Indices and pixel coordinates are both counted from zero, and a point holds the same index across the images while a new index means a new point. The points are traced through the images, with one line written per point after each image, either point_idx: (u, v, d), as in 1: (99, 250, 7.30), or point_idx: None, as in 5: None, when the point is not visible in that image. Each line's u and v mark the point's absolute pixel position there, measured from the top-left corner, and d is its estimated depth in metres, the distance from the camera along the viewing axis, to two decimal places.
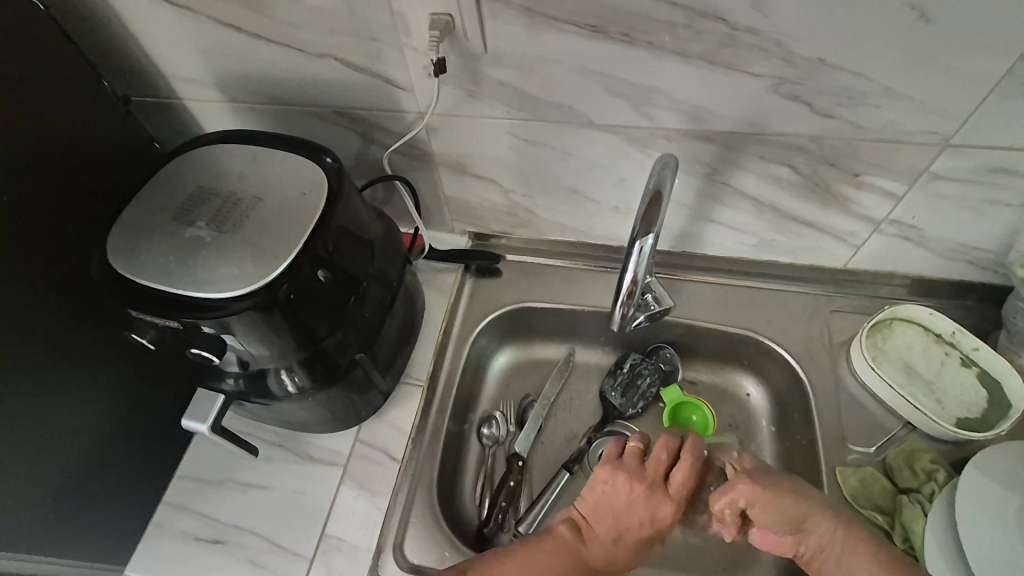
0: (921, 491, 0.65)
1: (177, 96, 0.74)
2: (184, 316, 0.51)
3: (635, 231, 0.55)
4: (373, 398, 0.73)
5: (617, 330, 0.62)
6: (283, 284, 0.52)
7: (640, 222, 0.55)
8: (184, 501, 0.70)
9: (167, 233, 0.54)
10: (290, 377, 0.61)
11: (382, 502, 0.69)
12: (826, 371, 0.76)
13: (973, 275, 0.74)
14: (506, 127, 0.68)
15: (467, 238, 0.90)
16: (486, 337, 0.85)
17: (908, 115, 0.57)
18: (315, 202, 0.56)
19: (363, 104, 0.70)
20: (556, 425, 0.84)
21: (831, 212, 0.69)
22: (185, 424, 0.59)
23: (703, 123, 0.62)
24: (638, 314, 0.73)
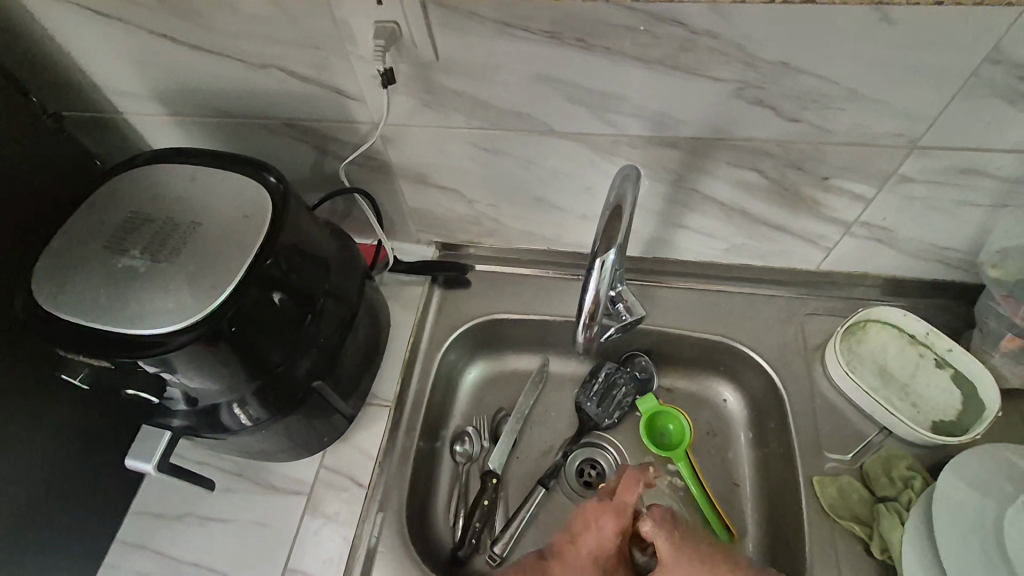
0: (898, 500, 0.64)
1: (117, 110, 0.70)
2: (118, 354, 0.47)
3: (596, 247, 0.53)
4: (337, 422, 0.69)
5: (582, 349, 0.59)
6: (227, 313, 0.49)
7: (601, 237, 0.52)
8: (139, 539, 0.67)
9: (99, 264, 0.51)
10: (244, 409, 0.57)
11: (348, 532, 0.66)
12: (801, 376, 0.74)
13: (945, 275, 0.73)
14: (465, 137, 0.66)
15: (434, 249, 0.87)
16: (456, 351, 0.82)
17: (876, 118, 0.55)
18: (259, 224, 0.53)
19: (314, 115, 0.66)
20: (531, 439, 0.82)
21: (801, 215, 0.68)
22: (130, 463, 0.58)
23: (667, 129, 0.60)
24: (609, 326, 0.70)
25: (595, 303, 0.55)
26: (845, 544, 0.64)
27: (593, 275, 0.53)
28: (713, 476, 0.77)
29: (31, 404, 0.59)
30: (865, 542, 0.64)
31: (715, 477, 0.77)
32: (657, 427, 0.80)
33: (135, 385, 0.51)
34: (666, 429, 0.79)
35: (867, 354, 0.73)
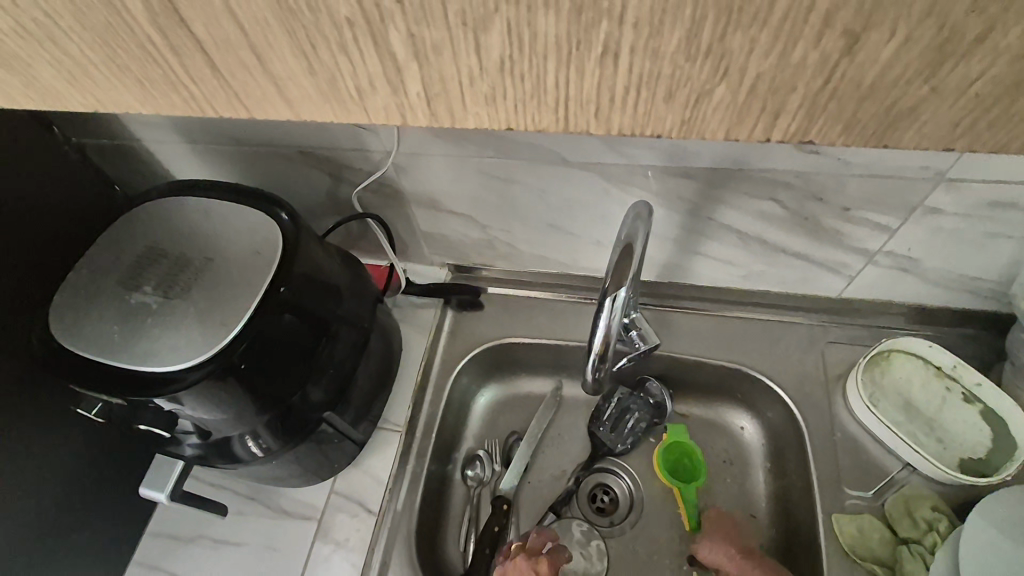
0: (922, 543, 0.62)
1: (137, 139, 0.71)
2: (128, 392, 0.48)
3: (606, 285, 0.52)
4: (348, 449, 0.70)
5: (589, 390, 0.60)
6: (238, 351, 0.50)
7: (612, 275, 0.51)
8: (154, 561, 0.68)
9: (113, 300, 0.51)
10: (255, 442, 0.57)
11: (357, 559, 0.66)
12: (822, 408, 0.72)
13: (975, 305, 0.70)
14: (478, 167, 0.65)
15: (447, 271, 0.86)
16: (468, 376, 0.82)
17: (900, 152, 0.53)
18: (269, 259, 0.53)
19: (327, 144, 0.67)
20: (543, 464, 0.81)
21: (821, 244, 0.66)
22: (144, 492, 0.58)
23: (682, 160, 0.59)
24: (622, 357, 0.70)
25: (605, 341, 0.54)
26: None
27: (603, 313, 0.52)
28: (729, 508, 0.75)
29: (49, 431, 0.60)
30: None
31: (730, 508, 0.75)
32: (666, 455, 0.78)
33: (146, 421, 0.52)
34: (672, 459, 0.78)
35: (889, 386, 0.71)
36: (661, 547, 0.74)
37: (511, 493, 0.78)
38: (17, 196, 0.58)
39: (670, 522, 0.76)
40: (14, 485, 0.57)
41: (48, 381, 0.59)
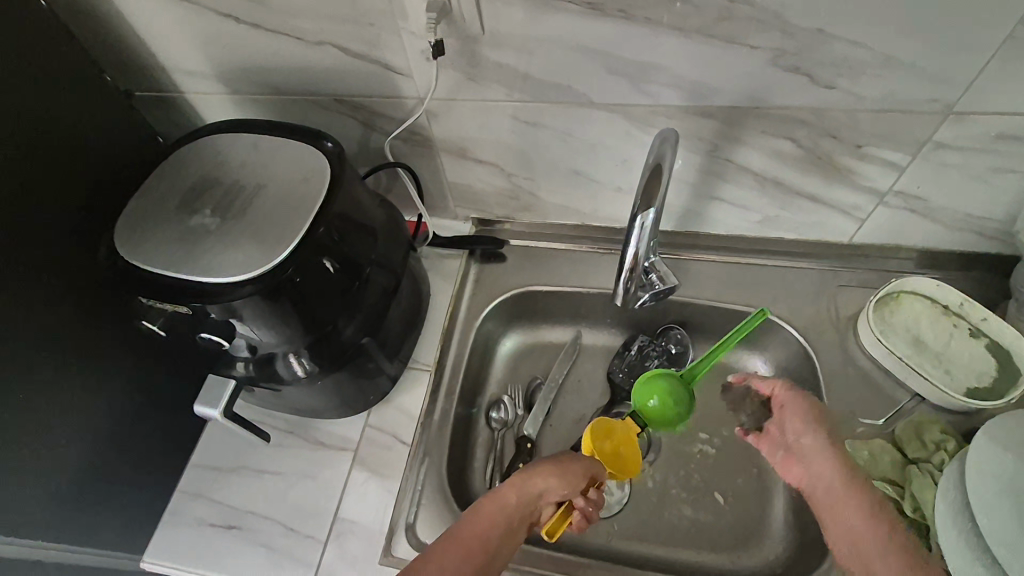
0: (930, 462, 0.65)
1: (180, 90, 0.75)
2: (191, 301, 0.51)
3: (635, 206, 0.55)
4: (382, 382, 0.73)
5: (620, 305, 0.65)
6: (290, 268, 0.53)
7: (641, 198, 0.55)
8: (199, 489, 0.72)
9: (173, 223, 0.55)
10: (298, 361, 0.61)
11: (392, 485, 0.70)
12: (833, 345, 0.75)
13: (982, 246, 0.73)
14: (507, 111, 0.69)
15: (471, 225, 0.90)
16: (493, 322, 0.85)
17: (910, 84, 0.56)
18: (317, 187, 0.57)
19: (363, 91, 0.70)
20: (564, 407, 0.84)
21: (833, 184, 0.69)
22: (197, 411, 0.61)
23: (703, 99, 0.62)
24: (642, 294, 0.66)
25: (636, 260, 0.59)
26: None
27: (634, 235, 0.57)
28: (744, 445, 0.79)
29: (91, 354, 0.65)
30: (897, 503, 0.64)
31: (744, 444, 0.79)
32: (645, 389, 0.70)
33: (205, 330, 0.55)
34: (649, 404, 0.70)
35: (899, 324, 0.74)
36: (679, 482, 0.77)
37: (534, 434, 0.81)
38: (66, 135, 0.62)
39: (688, 458, 0.79)
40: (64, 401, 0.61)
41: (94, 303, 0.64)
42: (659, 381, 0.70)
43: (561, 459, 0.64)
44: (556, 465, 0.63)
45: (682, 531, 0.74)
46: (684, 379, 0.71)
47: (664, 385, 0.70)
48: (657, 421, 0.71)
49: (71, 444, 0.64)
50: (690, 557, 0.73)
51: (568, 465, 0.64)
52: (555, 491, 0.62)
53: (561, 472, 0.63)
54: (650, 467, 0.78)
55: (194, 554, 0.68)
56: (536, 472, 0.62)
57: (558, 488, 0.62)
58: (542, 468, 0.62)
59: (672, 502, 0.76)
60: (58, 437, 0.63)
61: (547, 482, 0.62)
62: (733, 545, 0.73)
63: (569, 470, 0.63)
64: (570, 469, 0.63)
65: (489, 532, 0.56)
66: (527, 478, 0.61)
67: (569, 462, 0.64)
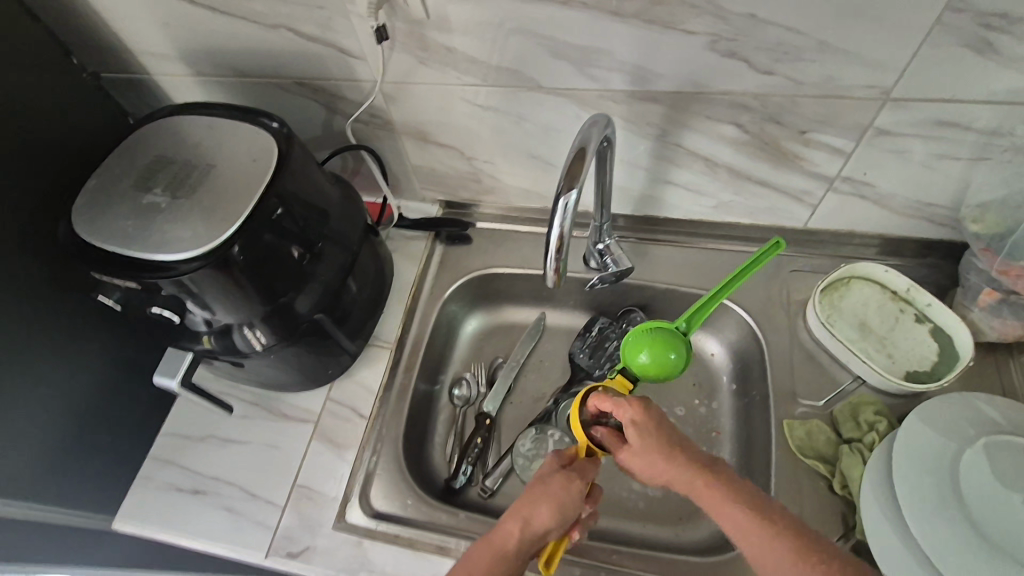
0: (862, 441, 0.66)
1: (147, 71, 0.76)
2: (141, 276, 0.54)
3: (559, 186, 0.52)
4: (342, 357, 0.76)
5: (551, 284, 0.58)
6: (236, 246, 0.55)
7: (564, 177, 0.51)
8: (168, 455, 0.75)
9: (128, 201, 0.58)
10: (254, 334, 0.64)
11: (350, 455, 0.73)
12: (782, 329, 0.77)
13: (931, 233, 0.74)
14: (460, 94, 0.70)
15: (438, 207, 0.92)
16: (457, 302, 0.87)
17: (845, 69, 0.57)
18: (265, 166, 0.59)
19: (321, 74, 0.71)
20: (525, 385, 0.87)
21: (782, 170, 0.70)
22: (158, 381, 0.65)
23: (645, 83, 0.63)
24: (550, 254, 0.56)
25: (559, 242, 0.54)
26: (812, 484, 0.67)
27: (557, 216, 0.53)
28: (696, 425, 0.81)
29: (61, 328, 0.69)
30: (828, 480, 0.66)
31: (696, 424, 0.81)
32: (635, 343, 0.67)
33: (155, 305, 0.58)
34: (641, 358, 0.66)
35: (848, 309, 0.75)
36: None
37: (495, 411, 0.84)
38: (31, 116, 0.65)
39: None
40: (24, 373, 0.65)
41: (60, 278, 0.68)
42: (650, 333, 0.67)
43: (558, 486, 0.55)
44: (556, 497, 0.54)
45: (631, 503, 0.77)
46: (676, 329, 0.68)
47: (654, 337, 0.67)
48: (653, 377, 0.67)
49: (43, 412, 0.68)
50: (636, 530, 0.76)
51: (568, 491, 0.55)
52: (555, 527, 0.54)
53: (561, 508, 0.54)
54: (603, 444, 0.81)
55: (160, 517, 0.71)
56: (534, 509, 0.53)
57: (558, 527, 0.53)
58: (540, 506, 0.54)
59: (623, 477, 0.79)
60: (29, 404, 0.66)
61: (546, 522, 0.53)
62: (679, 518, 0.76)
63: (569, 501, 0.55)
64: (569, 499, 0.55)
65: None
66: (523, 519, 0.53)
67: (568, 489, 0.55)
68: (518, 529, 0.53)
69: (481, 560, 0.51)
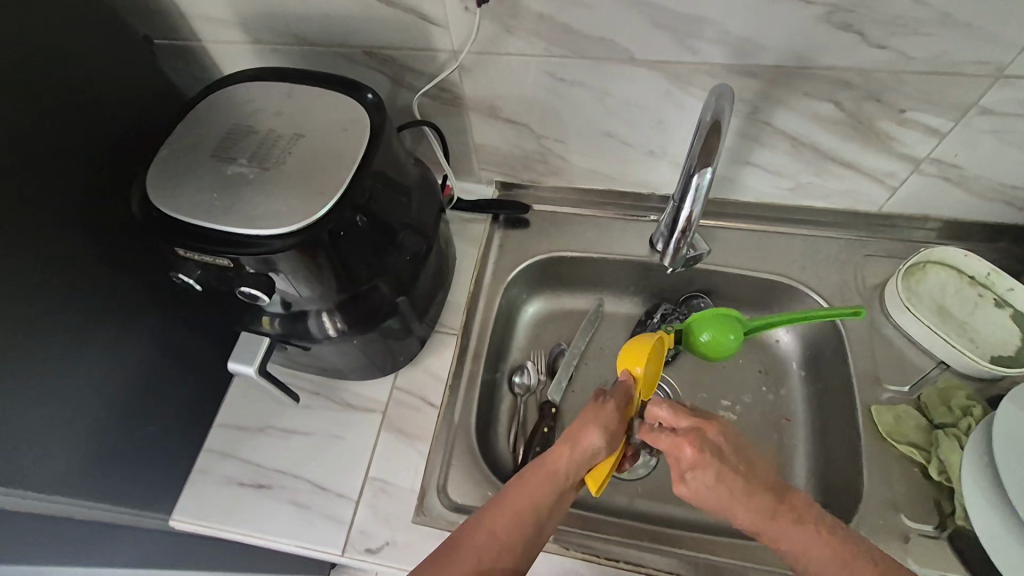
0: (956, 427, 0.66)
1: (198, 37, 0.71)
2: (229, 251, 0.49)
3: (693, 164, 0.54)
4: (412, 343, 0.72)
5: (667, 264, 0.64)
6: (330, 223, 0.51)
7: (700, 155, 0.53)
8: (225, 447, 0.71)
9: (209, 171, 0.53)
10: (331, 320, 0.59)
11: (422, 446, 0.69)
12: (859, 314, 0.76)
13: (1009, 217, 0.74)
14: (543, 66, 0.67)
15: (494, 189, 0.88)
16: (518, 286, 0.85)
17: (962, 44, 0.55)
18: (358, 138, 0.55)
19: (393, 43, 0.67)
20: (586, 373, 0.85)
21: (870, 150, 0.69)
22: (231, 367, 0.60)
23: (748, 56, 0.61)
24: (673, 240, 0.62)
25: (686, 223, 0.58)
26: (903, 469, 0.66)
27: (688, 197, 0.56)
28: (766, 412, 0.80)
29: (114, 312, 0.64)
30: (921, 465, 0.66)
31: (766, 411, 0.80)
32: (702, 322, 0.75)
33: (245, 282, 0.52)
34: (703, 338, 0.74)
35: (926, 294, 0.75)
36: None
37: (558, 400, 0.81)
38: (79, 82, 0.60)
39: None
40: (77, 361, 0.60)
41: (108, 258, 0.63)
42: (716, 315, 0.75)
43: (604, 413, 0.59)
44: (601, 419, 0.59)
45: None
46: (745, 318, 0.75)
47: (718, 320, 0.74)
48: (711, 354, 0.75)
49: (96, 402, 0.63)
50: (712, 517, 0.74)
51: (612, 416, 0.59)
52: (603, 446, 0.57)
53: (607, 429, 0.58)
54: None
55: (223, 513, 0.67)
56: (580, 432, 0.58)
57: (607, 446, 0.57)
58: (586, 427, 0.58)
59: None
60: (83, 393, 0.61)
61: (594, 440, 0.57)
62: None
63: (612, 423, 0.59)
64: (613, 422, 0.59)
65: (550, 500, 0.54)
66: (573, 441, 0.57)
67: (610, 413, 0.59)
68: (568, 449, 0.57)
69: (534, 472, 0.56)
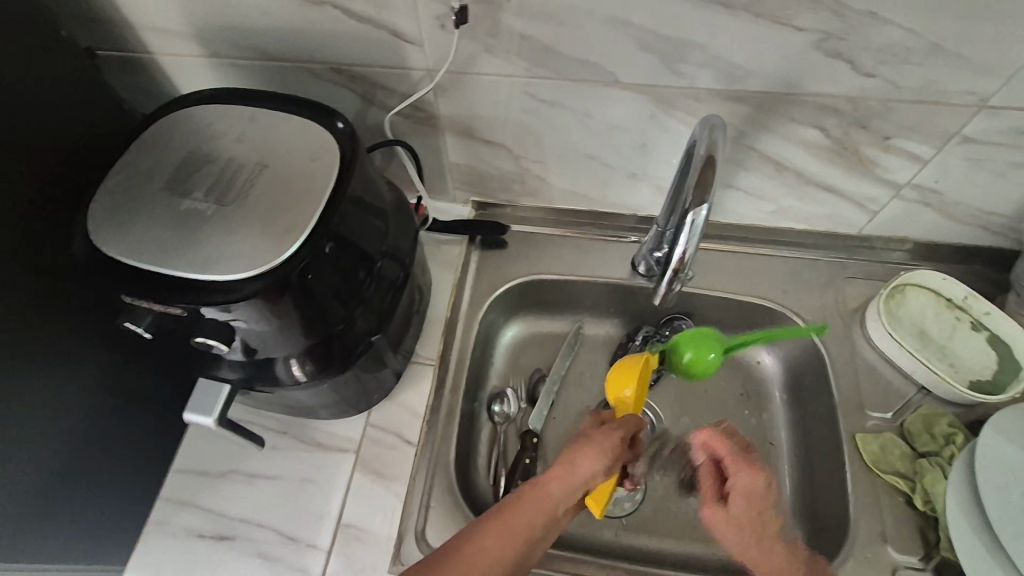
0: (940, 455, 0.66)
1: (148, 50, 0.65)
2: (186, 300, 0.45)
3: (688, 200, 0.52)
4: (387, 378, 0.68)
5: (658, 305, 0.59)
6: (299, 264, 0.46)
7: (694, 191, 0.51)
8: (183, 495, 0.65)
9: (162, 207, 0.48)
10: (300, 364, 0.55)
11: (399, 488, 0.65)
12: (841, 339, 0.76)
13: (984, 240, 0.75)
14: (523, 87, 0.63)
15: (470, 209, 0.85)
16: (495, 311, 0.81)
17: (950, 74, 0.55)
18: (328, 168, 0.51)
19: (363, 60, 0.63)
20: (568, 399, 0.82)
21: (854, 175, 0.68)
22: (188, 418, 0.54)
23: (736, 81, 0.59)
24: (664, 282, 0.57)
25: (681, 262, 0.55)
26: (889, 498, 0.66)
27: (682, 234, 0.53)
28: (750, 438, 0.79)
29: (56, 356, 0.58)
30: (906, 495, 0.66)
31: (750, 436, 0.79)
32: (692, 339, 0.69)
33: (202, 332, 0.49)
34: (686, 356, 0.69)
35: (905, 318, 0.75)
36: (685, 473, 0.77)
37: (540, 429, 0.78)
38: (13, 103, 0.54)
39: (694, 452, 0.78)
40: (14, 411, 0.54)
41: (50, 296, 0.57)
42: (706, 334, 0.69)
43: (600, 437, 0.59)
44: (599, 445, 0.58)
45: (690, 524, 0.73)
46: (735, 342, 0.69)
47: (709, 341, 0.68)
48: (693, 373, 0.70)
49: (32, 453, 0.57)
50: (698, 550, 0.72)
51: (608, 439, 0.59)
52: (599, 468, 0.57)
53: (604, 455, 0.58)
54: (657, 459, 0.78)
55: (180, 569, 0.62)
56: (577, 457, 0.57)
57: (603, 472, 0.57)
58: (584, 451, 0.57)
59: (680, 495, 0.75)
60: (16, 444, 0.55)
61: (592, 465, 0.57)
62: None
63: (609, 450, 0.58)
64: (610, 450, 0.59)
65: (542, 524, 0.52)
66: (569, 462, 0.57)
67: (609, 439, 0.59)
68: (565, 473, 0.55)
69: (528, 495, 0.53)
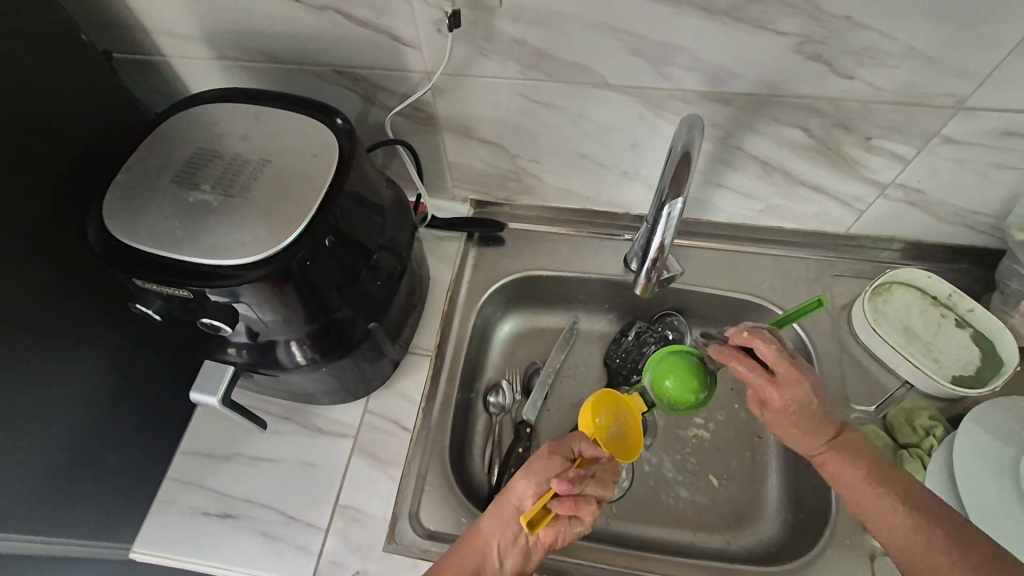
0: (920, 446, 0.67)
1: (160, 52, 0.69)
2: (191, 283, 0.48)
3: (665, 194, 0.56)
4: (385, 366, 0.71)
5: (642, 293, 0.65)
6: (297, 253, 0.49)
7: (671, 185, 0.55)
8: (190, 476, 0.69)
9: (171, 198, 0.51)
10: (300, 349, 0.58)
11: (395, 472, 0.68)
12: (828, 334, 0.78)
13: (970, 240, 0.76)
14: (517, 89, 0.66)
15: (469, 206, 0.88)
16: (492, 305, 0.84)
17: (926, 77, 0.57)
18: (328, 164, 0.54)
19: (364, 62, 0.66)
20: (561, 391, 0.84)
21: (838, 175, 0.70)
22: (195, 398, 0.58)
23: (720, 84, 0.61)
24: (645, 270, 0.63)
25: (660, 250, 0.60)
26: None
27: (661, 223, 0.58)
28: (738, 431, 0.81)
29: (70, 340, 0.62)
30: None
31: (738, 428, 0.81)
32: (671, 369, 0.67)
33: (207, 315, 0.52)
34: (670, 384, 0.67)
35: (893, 314, 0.76)
36: (674, 464, 0.79)
37: (533, 419, 0.80)
38: (37, 102, 0.57)
39: (683, 443, 0.80)
40: (31, 391, 0.58)
41: (67, 283, 0.61)
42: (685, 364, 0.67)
43: (533, 460, 0.63)
44: (528, 466, 0.62)
45: (678, 512, 0.76)
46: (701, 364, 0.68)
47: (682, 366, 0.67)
48: (683, 405, 0.67)
49: (47, 431, 0.61)
50: (686, 538, 0.74)
51: (540, 458, 0.63)
52: (528, 492, 0.60)
53: (531, 474, 0.61)
54: (647, 450, 0.80)
55: (187, 544, 0.65)
56: (507, 485, 0.62)
57: (531, 490, 0.60)
58: (513, 479, 0.62)
59: (668, 485, 0.77)
60: (33, 423, 0.59)
61: (518, 486, 0.61)
62: (727, 525, 0.75)
63: (536, 466, 0.62)
64: (540, 468, 0.62)
65: (474, 565, 0.57)
66: (504, 491, 0.61)
67: (538, 459, 0.63)
68: (495, 511, 0.60)
69: (464, 540, 0.59)
